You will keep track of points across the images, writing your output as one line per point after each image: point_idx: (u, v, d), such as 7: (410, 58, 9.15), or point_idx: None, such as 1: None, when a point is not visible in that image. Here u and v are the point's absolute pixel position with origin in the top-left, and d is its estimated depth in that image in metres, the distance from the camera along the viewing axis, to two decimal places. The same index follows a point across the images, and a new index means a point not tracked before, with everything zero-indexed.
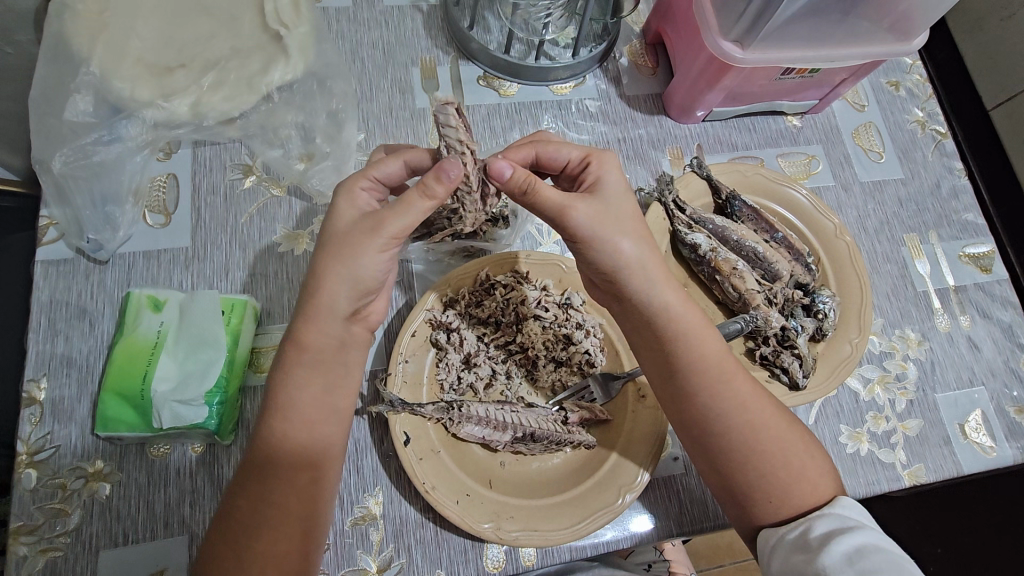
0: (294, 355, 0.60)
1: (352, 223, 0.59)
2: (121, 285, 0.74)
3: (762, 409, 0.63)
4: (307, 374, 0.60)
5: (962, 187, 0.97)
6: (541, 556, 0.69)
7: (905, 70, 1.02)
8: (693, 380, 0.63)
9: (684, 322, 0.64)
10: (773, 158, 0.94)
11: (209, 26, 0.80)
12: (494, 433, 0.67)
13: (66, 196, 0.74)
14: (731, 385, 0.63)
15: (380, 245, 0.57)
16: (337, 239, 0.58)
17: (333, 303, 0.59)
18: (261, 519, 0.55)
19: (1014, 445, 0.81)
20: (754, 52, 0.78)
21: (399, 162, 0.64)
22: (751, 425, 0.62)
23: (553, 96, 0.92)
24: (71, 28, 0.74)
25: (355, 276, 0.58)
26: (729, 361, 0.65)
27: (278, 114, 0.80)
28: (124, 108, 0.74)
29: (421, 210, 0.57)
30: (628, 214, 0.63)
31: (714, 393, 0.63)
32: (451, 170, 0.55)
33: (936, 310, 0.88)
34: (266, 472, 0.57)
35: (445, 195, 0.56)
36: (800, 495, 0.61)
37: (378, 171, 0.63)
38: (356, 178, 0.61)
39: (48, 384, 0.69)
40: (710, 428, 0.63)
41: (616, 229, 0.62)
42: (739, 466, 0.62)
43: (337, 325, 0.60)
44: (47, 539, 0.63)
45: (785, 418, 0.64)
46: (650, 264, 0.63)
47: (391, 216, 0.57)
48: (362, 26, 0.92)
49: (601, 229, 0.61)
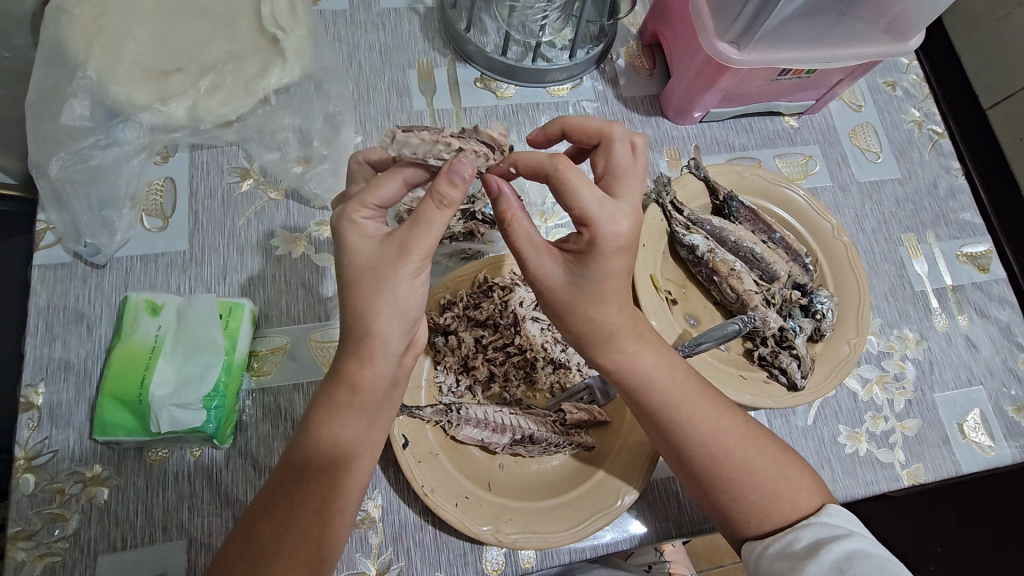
0: (347, 395, 0.55)
1: (371, 255, 0.53)
2: (119, 289, 0.74)
3: (730, 439, 0.61)
4: (355, 416, 0.56)
5: (960, 187, 0.97)
6: (540, 558, 0.69)
7: (902, 70, 1.02)
8: (660, 416, 0.61)
9: (641, 357, 0.61)
10: (770, 158, 0.94)
11: (206, 30, 0.80)
12: (492, 435, 0.67)
13: (64, 201, 0.74)
14: (694, 414, 0.61)
15: (413, 270, 0.52)
16: (365, 275, 0.53)
17: (387, 344, 0.54)
18: (282, 547, 0.55)
19: (1013, 444, 0.81)
20: (750, 53, 0.78)
21: (398, 180, 0.55)
22: (713, 455, 0.61)
23: (550, 98, 0.92)
24: (69, 32, 0.75)
25: (398, 309, 0.53)
26: (690, 395, 0.62)
27: (275, 118, 0.80)
28: (121, 112, 0.74)
29: (444, 220, 0.52)
30: (606, 291, 0.57)
31: (680, 430, 0.61)
32: (463, 170, 0.52)
33: (934, 310, 0.88)
34: (292, 503, 0.56)
35: (461, 198, 0.52)
36: (779, 509, 0.60)
37: (376, 196, 0.55)
38: (356, 207, 0.55)
39: (46, 389, 0.68)
40: (682, 460, 0.62)
41: (576, 294, 0.58)
42: (713, 490, 0.62)
43: (389, 363, 0.56)
44: (45, 544, 0.62)
45: (753, 439, 0.62)
46: (609, 326, 0.59)
47: (414, 236, 0.52)
48: (359, 29, 0.92)
49: (563, 290, 0.58)
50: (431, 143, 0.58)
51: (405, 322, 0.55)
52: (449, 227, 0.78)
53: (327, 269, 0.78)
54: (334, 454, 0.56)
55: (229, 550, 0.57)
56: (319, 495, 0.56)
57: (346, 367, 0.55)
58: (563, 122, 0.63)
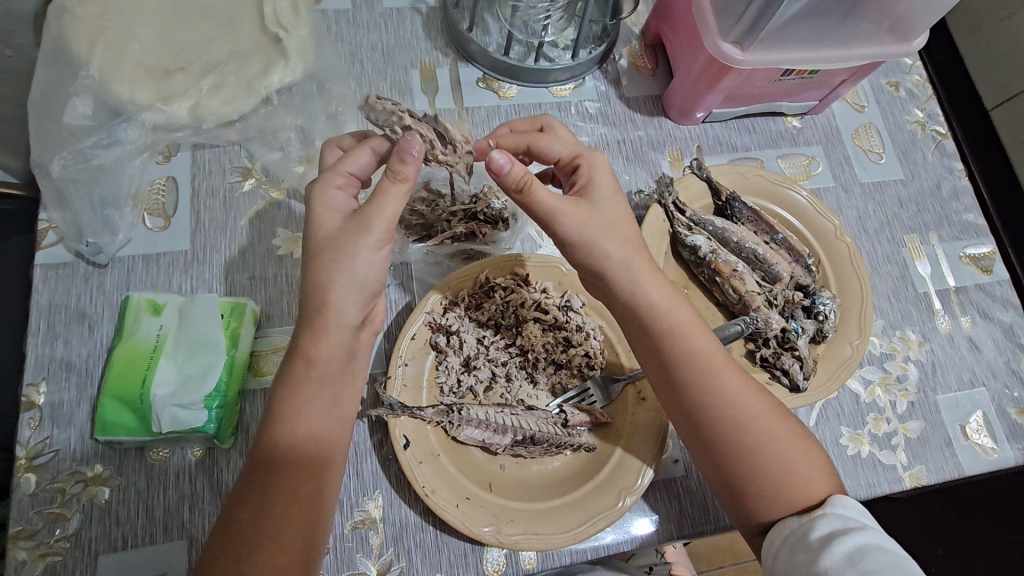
0: (302, 368, 0.57)
1: (335, 228, 0.57)
2: (120, 288, 0.74)
3: (752, 410, 0.62)
4: (316, 391, 0.57)
5: (963, 188, 0.96)
6: (541, 559, 0.68)
7: (905, 70, 1.02)
8: (683, 378, 0.62)
9: (671, 314, 0.63)
10: (773, 159, 0.94)
11: (208, 29, 0.80)
12: (494, 436, 0.67)
13: (66, 200, 0.74)
14: (729, 380, 0.63)
15: (373, 243, 0.56)
16: (328, 248, 0.56)
17: (341, 315, 0.57)
18: (264, 535, 0.54)
19: (1015, 446, 0.81)
20: (753, 53, 0.78)
21: (367, 151, 0.61)
22: (739, 419, 0.62)
23: (552, 98, 0.92)
24: (71, 31, 0.74)
25: (355, 282, 0.56)
26: (718, 357, 0.63)
27: (277, 117, 0.80)
28: (124, 111, 0.74)
29: (400, 195, 0.56)
30: (614, 216, 0.64)
31: (721, 396, 0.62)
32: (412, 149, 0.55)
33: (937, 311, 0.88)
34: (267, 488, 0.55)
35: (415, 173, 0.56)
36: (794, 485, 0.60)
37: (348, 165, 0.60)
38: (329, 177, 0.59)
39: (47, 388, 0.68)
40: (710, 430, 0.62)
41: (603, 233, 0.62)
42: (730, 460, 0.62)
43: (344, 336, 0.58)
44: (47, 544, 0.62)
45: (775, 412, 0.63)
46: (636, 267, 0.63)
47: (375, 211, 0.56)
48: (361, 29, 0.91)
49: (592, 228, 0.62)
50: (391, 114, 0.63)
51: (364, 297, 0.58)
52: (450, 227, 0.78)
53: None
54: (307, 442, 0.57)
55: (212, 548, 0.56)
56: (294, 473, 0.56)
57: (301, 341, 0.58)
58: (492, 139, 0.73)
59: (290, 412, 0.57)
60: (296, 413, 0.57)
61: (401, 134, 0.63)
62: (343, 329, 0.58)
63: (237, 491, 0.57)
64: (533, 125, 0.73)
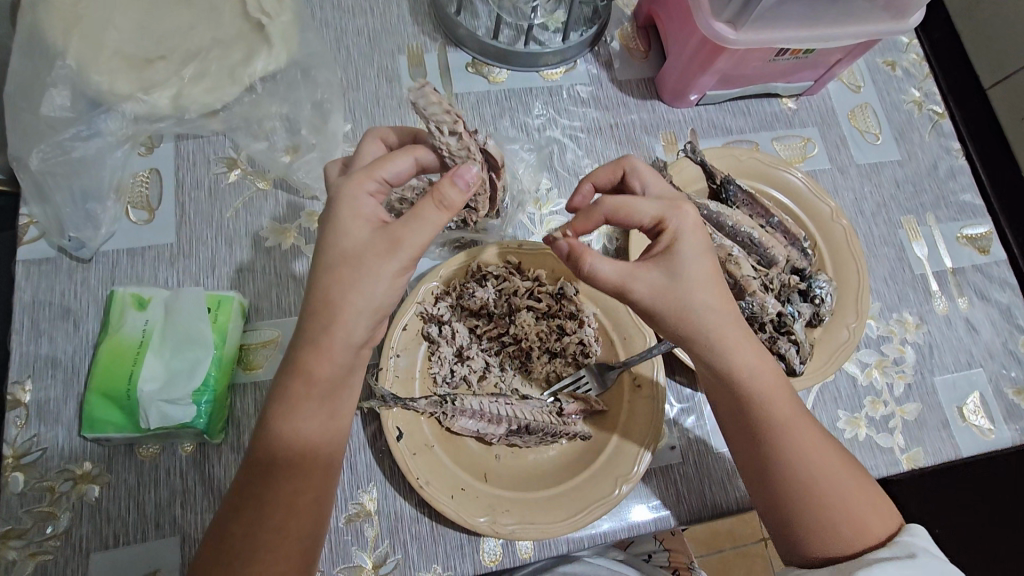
0: (294, 377, 0.56)
1: (361, 242, 0.55)
2: (105, 283, 0.73)
3: (825, 457, 0.60)
4: (316, 408, 0.56)
5: (960, 168, 0.95)
6: (537, 549, 0.68)
7: (902, 49, 1.00)
8: (761, 427, 0.61)
9: (756, 367, 0.60)
10: (768, 142, 0.93)
11: (189, 16, 0.78)
12: (488, 426, 0.67)
13: (45, 194, 0.72)
14: (804, 434, 0.60)
15: (396, 267, 0.55)
16: (350, 264, 0.54)
17: (349, 334, 0.55)
18: (259, 546, 0.54)
19: (1013, 427, 0.81)
20: (747, 33, 0.76)
21: (409, 160, 0.60)
22: (810, 472, 0.60)
23: (543, 83, 0.90)
24: (46, 20, 0.72)
25: (368, 302, 0.55)
26: (797, 408, 0.61)
27: (262, 106, 0.78)
28: (103, 101, 0.72)
29: (439, 222, 0.55)
30: (700, 280, 0.59)
31: (796, 449, 0.60)
32: (467, 177, 0.56)
33: (934, 293, 0.87)
34: (263, 500, 0.55)
35: (460, 203, 0.56)
36: (853, 540, 0.59)
37: (386, 171, 0.58)
38: (363, 179, 0.56)
39: (33, 386, 0.67)
40: (779, 479, 0.60)
41: (686, 299, 0.59)
42: (793, 509, 0.60)
43: (348, 353, 0.57)
44: (36, 543, 0.62)
45: (848, 467, 0.61)
46: (719, 324, 0.59)
47: (408, 234, 0.54)
48: (347, 14, 0.89)
49: (671, 296, 0.59)
50: (444, 114, 0.59)
51: (375, 319, 0.57)
52: None
53: None
54: (299, 446, 0.56)
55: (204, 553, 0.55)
56: (298, 477, 0.55)
57: (298, 351, 0.56)
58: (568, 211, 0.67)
59: (287, 423, 0.55)
60: (285, 415, 0.55)
61: (447, 139, 0.61)
62: (346, 349, 0.56)
63: (231, 497, 0.56)
64: (616, 171, 0.69)
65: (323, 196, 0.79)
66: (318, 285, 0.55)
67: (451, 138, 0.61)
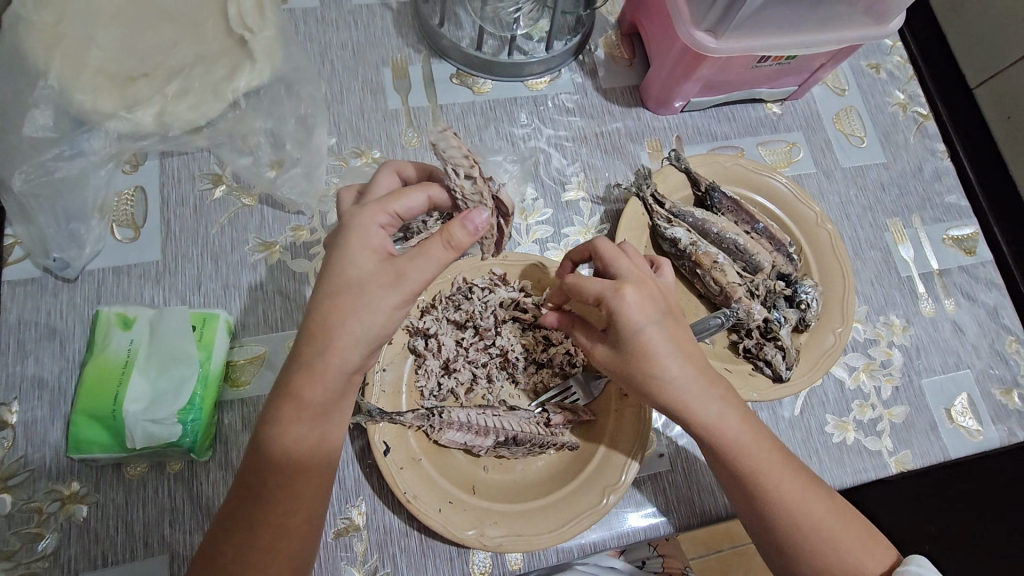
0: (281, 399, 0.56)
1: (367, 272, 0.55)
2: (91, 302, 0.73)
3: (808, 500, 0.60)
4: (308, 429, 0.56)
5: (945, 169, 0.96)
6: (526, 560, 0.69)
7: (885, 52, 1.01)
8: (738, 476, 0.61)
9: (719, 420, 0.61)
10: (752, 147, 0.93)
11: (172, 33, 0.79)
12: (475, 438, 0.66)
13: (29, 214, 0.72)
14: (781, 480, 0.60)
15: (396, 300, 0.55)
16: (350, 289, 0.55)
17: (345, 360, 0.55)
18: (248, 566, 0.54)
19: (1000, 427, 0.81)
20: (727, 40, 0.76)
21: (423, 195, 0.60)
22: (794, 518, 0.59)
23: (527, 92, 0.91)
24: (27, 41, 0.73)
25: (356, 323, 0.55)
26: (772, 454, 0.61)
27: (246, 121, 0.78)
28: (86, 121, 0.72)
29: (444, 259, 0.55)
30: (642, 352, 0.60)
31: (774, 496, 0.59)
32: (476, 220, 0.55)
33: (921, 295, 0.88)
34: (252, 522, 0.55)
35: (467, 244, 0.56)
36: None
37: (398, 204, 0.58)
38: (376, 211, 0.57)
39: (19, 408, 0.67)
40: (767, 526, 0.60)
41: (633, 370, 0.61)
42: (786, 556, 0.59)
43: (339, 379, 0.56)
44: (25, 564, 0.62)
45: (835, 508, 0.60)
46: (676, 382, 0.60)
47: (413, 268, 0.55)
48: (330, 27, 0.90)
49: (621, 368, 0.62)
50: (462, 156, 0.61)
51: (371, 348, 0.57)
52: None
53: (305, 277, 0.77)
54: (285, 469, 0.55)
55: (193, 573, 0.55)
56: (291, 501, 0.55)
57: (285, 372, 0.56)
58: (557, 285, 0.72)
59: (274, 446, 0.55)
60: (271, 437, 0.56)
61: (461, 181, 0.62)
62: (339, 374, 0.56)
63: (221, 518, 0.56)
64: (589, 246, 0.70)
65: (309, 210, 0.80)
66: (314, 310, 0.56)
67: (467, 180, 0.62)
